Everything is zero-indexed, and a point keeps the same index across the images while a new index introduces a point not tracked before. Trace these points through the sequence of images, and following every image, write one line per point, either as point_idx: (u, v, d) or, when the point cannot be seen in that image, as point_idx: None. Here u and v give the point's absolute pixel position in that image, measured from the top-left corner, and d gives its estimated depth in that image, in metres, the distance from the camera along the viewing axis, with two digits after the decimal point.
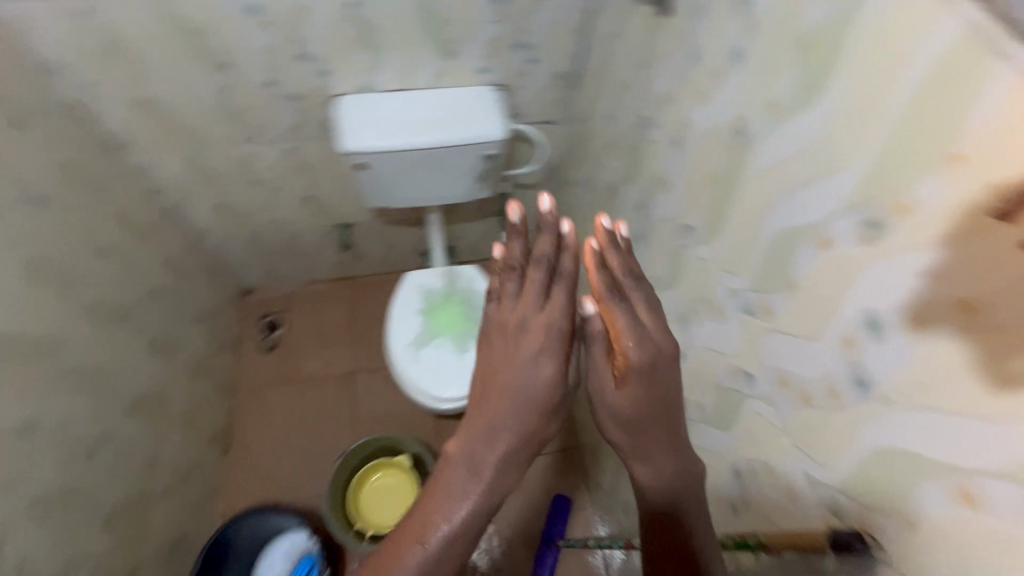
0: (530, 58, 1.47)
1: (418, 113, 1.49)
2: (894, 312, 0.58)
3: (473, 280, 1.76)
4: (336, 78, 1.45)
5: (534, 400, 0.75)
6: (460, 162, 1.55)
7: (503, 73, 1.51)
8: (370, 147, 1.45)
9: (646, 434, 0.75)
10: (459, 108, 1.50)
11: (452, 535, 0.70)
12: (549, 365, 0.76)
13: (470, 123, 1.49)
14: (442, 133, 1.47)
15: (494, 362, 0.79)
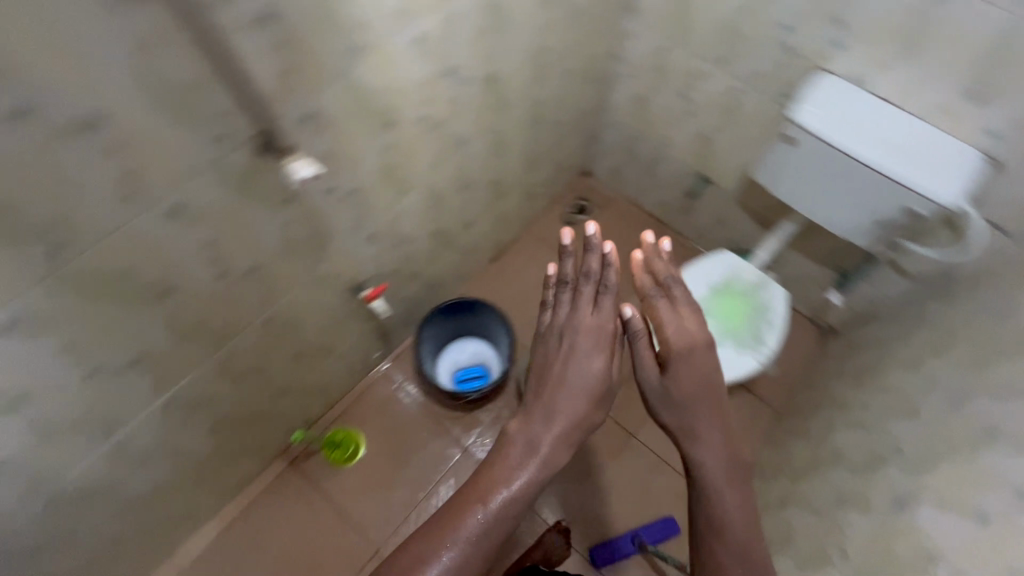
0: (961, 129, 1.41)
1: (905, 153, 1.43)
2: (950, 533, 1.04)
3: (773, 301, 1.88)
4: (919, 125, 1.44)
5: (585, 395, 0.96)
6: (877, 202, 1.49)
7: (1013, 150, 1.37)
8: (810, 123, 1.47)
9: (692, 415, 0.99)
10: (948, 156, 1.42)
11: (514, 494, 0.90)
12: (599, 357, 0.97)
13: (940, 176, 1.40)
14: (928, 182, 1.39)
15: (555, 378, 0.97)
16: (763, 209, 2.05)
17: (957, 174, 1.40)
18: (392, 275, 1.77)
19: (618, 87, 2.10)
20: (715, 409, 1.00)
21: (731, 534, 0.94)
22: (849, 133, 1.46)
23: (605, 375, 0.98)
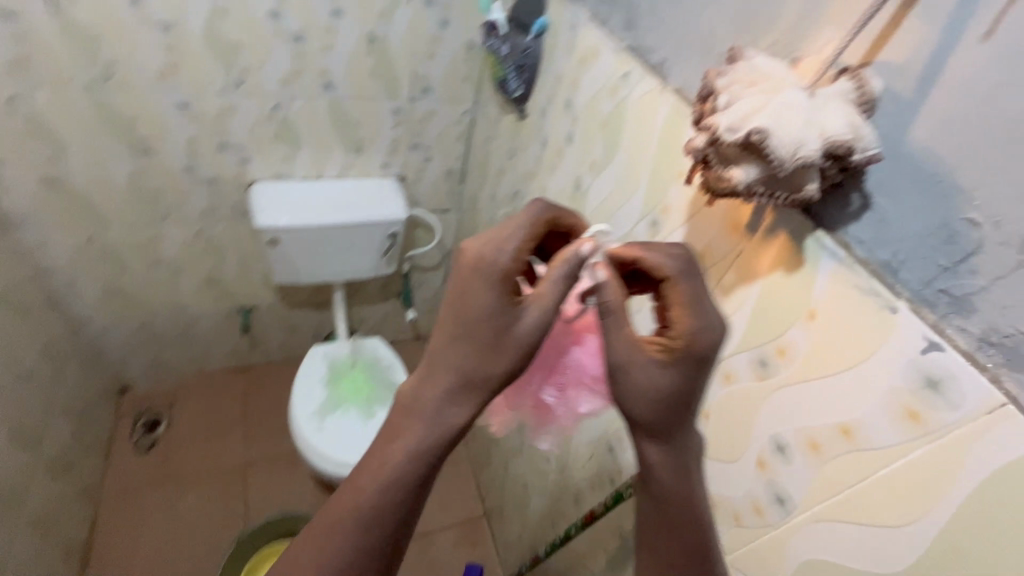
0: (539, 129, 1.09)
1: (344, 206, 1.46)
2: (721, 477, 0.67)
3: (319, 259, 1.51)
4: (324, 210, 1.43)
5: (481, 380, 0.48)
6: (369, 239, 1.52)
7: (406, 169, 1.55)
8: (286, 223, 1.38)
9: (663, 453, 0.50)
10: (368, 191, 1.50)
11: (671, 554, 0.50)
12: (496, 300, 0.47)
13: (335, 243, 1.49)
14: (356, 212, 1.45)
15: (303, 559, 0.47)
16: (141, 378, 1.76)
17: (381, 199, 1.50)
18: (55, 530, 1.34)
19: (106, 350, 1.65)
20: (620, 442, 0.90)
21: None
22: (317, 214, 1.42)
23: (495, 309, 0.47)
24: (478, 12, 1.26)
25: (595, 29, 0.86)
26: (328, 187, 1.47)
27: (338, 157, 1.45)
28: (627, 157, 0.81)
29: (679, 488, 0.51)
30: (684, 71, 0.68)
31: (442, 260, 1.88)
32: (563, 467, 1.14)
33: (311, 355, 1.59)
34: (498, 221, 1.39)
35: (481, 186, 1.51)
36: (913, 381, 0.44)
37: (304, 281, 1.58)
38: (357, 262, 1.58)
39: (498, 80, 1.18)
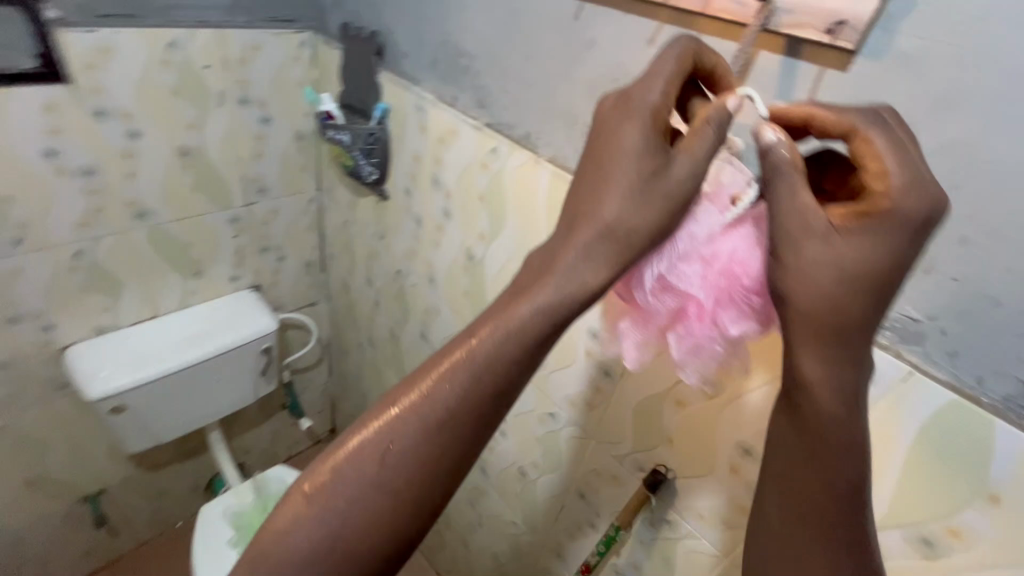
0: (407, 206, 1.07)
1: (198, 339, 1.26)
2: (700, 490, 0.73)
3: (182, 405, 1.29)
4: (174, 350, 1.23)
5: (633, 225, 0.42)
6: (239, 364, 1.34)
7: (258, 275, 1.40)
8: (129, 381, 1.15)
9: (828, 357, 0.40)
10: (222, 311, 1.33)
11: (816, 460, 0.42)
12: (643, 138, 0.42)
13: (199, 382, 1.28)
14: (215, 340, 1.27)
15: (393, 403, 0.43)
16: None
17: (240, 316, 1.33)
18: None
19: None
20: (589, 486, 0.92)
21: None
22: (166, 358, 1.21)
23: (644, 149, 0.42)
24: (301, 103, 1.20)
25: (445, 110, 0.88)
26: (170, 323, 1.27)
27: (173, 284, 1.26)
28: (515, 223, 0.84)
29: (840, 407, 0.40)
30: (550, 141, 0.74)
31: (322, 355, 1.74)
32: (533, 528, 1.12)
33: (201, 518, 1.33)
34: (382, 303, 1.33)
35: (350, 272, 1.43)
36: None
37: (168, 437, 1.32)
38: (231, 393, 1.37)
39: (344, 167, 1.14)
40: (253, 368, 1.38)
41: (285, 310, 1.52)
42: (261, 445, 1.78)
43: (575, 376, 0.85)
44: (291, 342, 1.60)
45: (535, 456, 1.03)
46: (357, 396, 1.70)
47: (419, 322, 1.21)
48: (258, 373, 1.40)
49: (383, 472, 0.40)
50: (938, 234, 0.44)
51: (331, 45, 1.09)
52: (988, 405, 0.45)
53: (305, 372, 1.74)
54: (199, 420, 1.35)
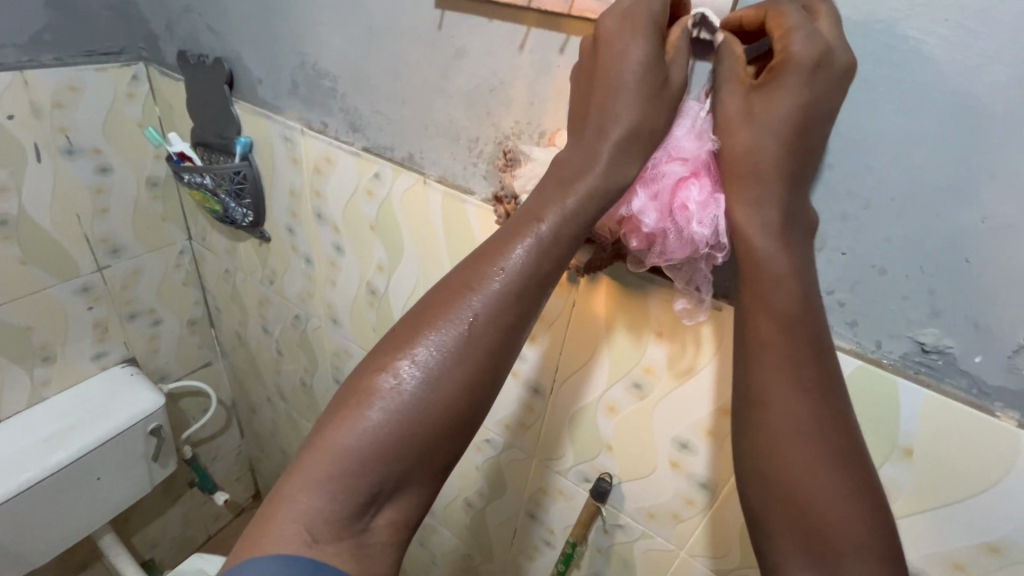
0: (292, 244, 0.97)
1: (64, 435, 1.07)
2: (646, 490, 0.72)
3: (58, 516, 1.09)
4: (32, 455, 1.03)
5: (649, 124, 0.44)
6: (125, 452, 1.15)
7: (131, 346, 1.22)
8: None
9: (758, 205, 0.42)
10: (93, 396, 1.14)
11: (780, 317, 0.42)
12: (649, 50, 0.42)
13: (74, 484, 1.08)
14: (87, 432, 1.08)
15: (410, 326, 0.40)
16: None
17: (117, 397, 1.15)
18: None
19: None
20: (540, 506, 0.89)
21: (796, 467, 0.41)
22: (23, 466, 1.01)
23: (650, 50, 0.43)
24: (146, 144, 1.04)
25: (315, 137, 0.80)
26: (22, 424, 1.06)
27: (17, 378, 1.05)
28: (415, 251, 0.78)
29: (780, 258, 0.42)
30: (435, 159, 0.69)
31: (228, 417, 1.55)
32: (490, 557, 1.06)
33: None
34: (287, 352, 1.21)
35: (243, 324, 1.28)
36: None
37: (45, 558, 1.11)
38: (120, 488, 1.18)
39: (212, 213, 1.01)
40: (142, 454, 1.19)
41: (172, 378, 1.34)
42: (171, 532, 1.56)
43: (504, 399, 0.81)
44: (187, 412, 1.41)
45: (478, 485, 0.97)
46: (277, 456, 1.54)
47: (329, 366, 1.11)
48: (151, 458, 1.21)
49: (415, 393, 0.37)
50: (823, 210, 0.45)
51: (170, 76, 0.95)
52: (889, 365, 0.47)
53: (210, 441, 1.54)
54: (83, 528, 1.15)
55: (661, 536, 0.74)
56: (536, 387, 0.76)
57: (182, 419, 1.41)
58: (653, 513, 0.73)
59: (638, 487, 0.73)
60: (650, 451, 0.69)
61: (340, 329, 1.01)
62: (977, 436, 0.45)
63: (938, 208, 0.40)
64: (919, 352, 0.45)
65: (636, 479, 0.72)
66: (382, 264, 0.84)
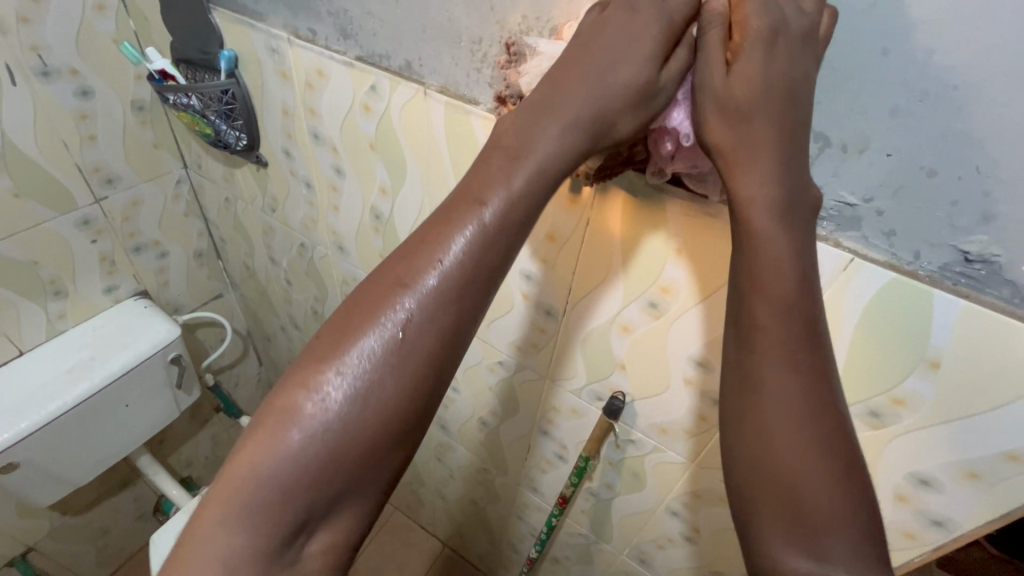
0: (291, 169, 0.93)
1: (87, 366, 1.10)
2: (657, 407, 0.73)
3: (93, 440, 1.14)
4: (57, 386, 1.06)
5: (606, 112, 0.39)
6: (149, 381, 1.19)
7: (141, 278, 1.21)
8: (13, 433, 0.99)
9: (774, 216, 0.39)
10: (110, 327, 1.16)
11: (785, 316, 0.39)
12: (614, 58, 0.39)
13: (104, 411, 1.13)
14: (108, 363, 1.11)
15: (308, 367, 0.36)
16: None
17: (133, 328, 1.16)
18: None
19: None
20: (554, 424, 0.91)
21: (801, 471, 0.37)
22: (51, 397, 1.04)
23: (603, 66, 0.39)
24: (127, 64, 0.98)
25: (304, 46, 0.73)
26: (45, 356, 1.09)
27: (34, 312, 1.06)
28: (417, 170, 0.74)
29: (780, 262, 0.39)
30: (435, 67, 0.63)
31: (245, 347, 1.59)
32: (505, 471, 1.11)
33: (154, 551, 1.23)
34: (296, 282, 1.20)
35: (249, 256, 1.26)
36: None
37: (87, 478, 1.18)
38: (148, 415, 1.23)
39: (204, 137, 0.96)
40: (165, 384, 1.23)
41: (185, 310, 1.35)
42: (203, 453, 1.65)
43: (516, 322, 0.81)
44: (205, 342, 1.44)
45: (491, 404, 1.00)
46: None
47: (338, 296, 1.11)
48: (174, 387, 1.25)
49: (363, 381, 0.35)
50: (867, 106, 0.41)
51: None
52: (926, 276, 0.45)
53: (230, 370, 1.59)
54: (118, 450, 1.21)
55: (672, 450, 0.76)
56: (548, 308, 0.75)
57: (201, 349, 1.45)
58: (664, 429, 0.75)
59: (651, 404, 0.73)
60: (663, 371, 0.69)
61: (347, 257, 0.99)
62: (1014, 344, 0.43)
63: (1004, 97, 0.36)
64: (961, 262, 0.43)
65: (650, 398, 0.73)
66: (386, 186, 0.80)
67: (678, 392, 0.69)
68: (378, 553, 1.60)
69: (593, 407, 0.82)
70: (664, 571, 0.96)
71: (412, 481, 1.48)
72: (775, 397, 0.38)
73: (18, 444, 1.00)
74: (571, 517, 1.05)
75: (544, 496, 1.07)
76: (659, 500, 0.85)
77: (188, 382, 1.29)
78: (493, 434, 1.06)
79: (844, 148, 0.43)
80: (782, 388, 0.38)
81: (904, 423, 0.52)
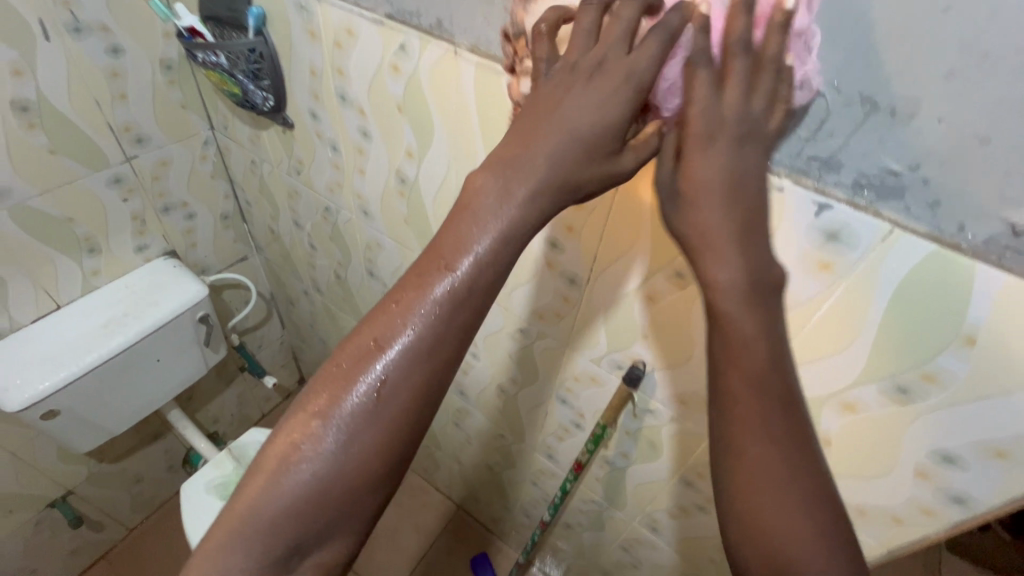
0: (317, 131, 0.93)
1: (119, 322, 1.13)
2: (678, 378, 0.73)
3: (127, 393, 1.19)
4: (92, 340, 1.10)
5: (561, 165, 0.40)
6: (178, 339, 1.22)
7: (169, 238, 1.24)
8: (53, 383, 1.04)
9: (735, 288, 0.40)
10: (141, 286, 1.19)
11: (755, 377, 0.39)
12: (585, 104, 0.40)
13: (136, 366, 1.17)
14: (140, 319, 1.15)
15: (298, 416, 0.39)
16: None
17: (163, 287, 1.20)
18: None
19: None
20: (572, 392, 0.92)
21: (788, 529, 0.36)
22: (87, 350, 1.08)
23: (578, 110, 0.40)
24: (156, 21, 0.97)
25: (334, 4, 0.72)
26: (80, 311, 1.13)
27: (69, 268, 1.10)
28: (445, 134, 0.73)
29: (747, 328, 0.40)
30: (467, 26, 0.61)
31: (269, 309, 1.62)
32: (521, 437, 1.13)
33: (185, 499, 1.29)
34: (320, 246, 1.21)
35: (274, 219, 1.28)
36: (810, 242, 0.51)
37: (121, 428, 1.24)
38: (178, 371, 1.28)
39: (232, 98, 0.96)
40: (193, 342, 1.27)
41: (212, 271, 1.38)
42: (229, 411, 1.71)
43: (539, 290, 0.81)
44: (231, 303, 1.48)
45: (510, 371, 1.01)
46: (319, 346, 1.62)
47: (361, 261, 1.12)
48: (201, 345, 1.29)
49: (350, 427, 0.38)
50: (922, 70, 0.39)
51: None
52: (969, 249, 0.43)
53: (255, 331, 1.63)
54: (151, 404, 1.26)
55: (690, 421, 0.77)
56: (572, 277, 0.75)
57: (228, 309, 1.48)
58: (683, 400, 0.75)
59: (671, 375, 0.74)
60: (686, 341, 0.69)
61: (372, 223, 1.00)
62: None
63: None
64: (1008, 235, 0.41)
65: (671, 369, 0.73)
66: (413, 150, 0.80)
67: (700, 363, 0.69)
68: (396, 511, 1.66)
69: (612, 376, 0.82)
70: (675, 539, 0.98)
71: (429, 444, 1.52)
72: (758, 457, 0.38)
73: (57, 393, 1.05)
74: (585, 483, 1.07)
75: (559, 462, 1.09)
76: (674, 470, 0.86)
77: (215, 341, 1.33)
78: (511, 400, 1.07)
79: (893, 113, 0.42)
80: (763, 448, 0.38)
81: (932, 399, 0.52)
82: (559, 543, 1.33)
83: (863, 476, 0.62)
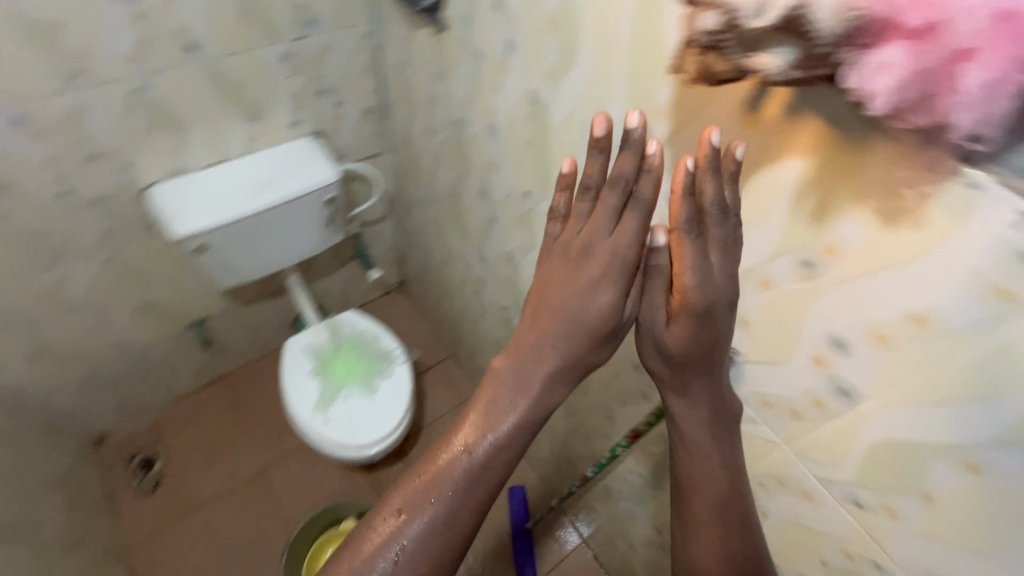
0: (466, 38, 0.92)
1: (264, 187, 1.27)
2: (771, 377, 0.66)
3: (259, 249, 1.36)
4: (241, 196, 1.25)
5: (570, 325, 0.58)
6: (307, 214, 1.35)
7: (318, 120, 1.34)
8: (206, 224, 1.21)
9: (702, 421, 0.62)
10: (286, 159, 1.32)
11: (703, 476, 0.64)
12: (589, 282, 0.58)
13: (269, 229, 1.32)
14: (280, 188, 1.28)
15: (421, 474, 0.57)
16: (112, 417, 1.63)
17: (303, 164, 1.32)
18: None
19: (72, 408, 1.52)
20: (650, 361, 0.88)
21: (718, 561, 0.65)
22: (235, 204, 1.24)
23: (586, 285, 0.58)
24: None
25: None
26: (237, 168, 1.29)
27: (235, 128, 1.24)
28: (590, 58, 0.69)
29: (705, 444, 0.63)
30: None
31: (389, 209, 1.73)
32: (586, 392, 1.13)
33: (286, 353, 1.48)
34: (444, 157, 1.25)
35: (409, 123, 1.33)
36: (996, 259, 0.41)
37: (250, 278, 1.43)
38: (301, 243, 1.42)
39: None
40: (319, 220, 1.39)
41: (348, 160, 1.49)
42: (337, 291, 1.90)
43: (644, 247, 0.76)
44: (358, 194, 1.59)
45: None
46: (423, 255, 1.71)
47: (478, 180, 1.13)
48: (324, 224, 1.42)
49: (466, 481, 0.56)
50: None
51: None
52: None
53: (372, 225, 1.75)
54: (275, 264, 1.43)
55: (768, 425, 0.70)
56: None
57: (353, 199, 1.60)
58: (767, 402, 0.68)
59: (763, 372, 0.67)
60: (793, 340, 0.61)
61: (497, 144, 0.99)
62: None
63: None
64: None
65: (765, 365, 0.66)
66: (553, 71, 0.76)
67: (801, 367, 0.61)
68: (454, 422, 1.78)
69: None
70: None
71: None
72: (704, 523, 0.64)
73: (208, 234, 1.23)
74: (637, 455, 1.04)
75: (616, 426, 1.07)
76: None
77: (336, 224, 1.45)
78: None
79: None
80: (708, 517, 0.64)
81: None
82: (596, 503, 1.33)
83: (962, 548, 0.53)
